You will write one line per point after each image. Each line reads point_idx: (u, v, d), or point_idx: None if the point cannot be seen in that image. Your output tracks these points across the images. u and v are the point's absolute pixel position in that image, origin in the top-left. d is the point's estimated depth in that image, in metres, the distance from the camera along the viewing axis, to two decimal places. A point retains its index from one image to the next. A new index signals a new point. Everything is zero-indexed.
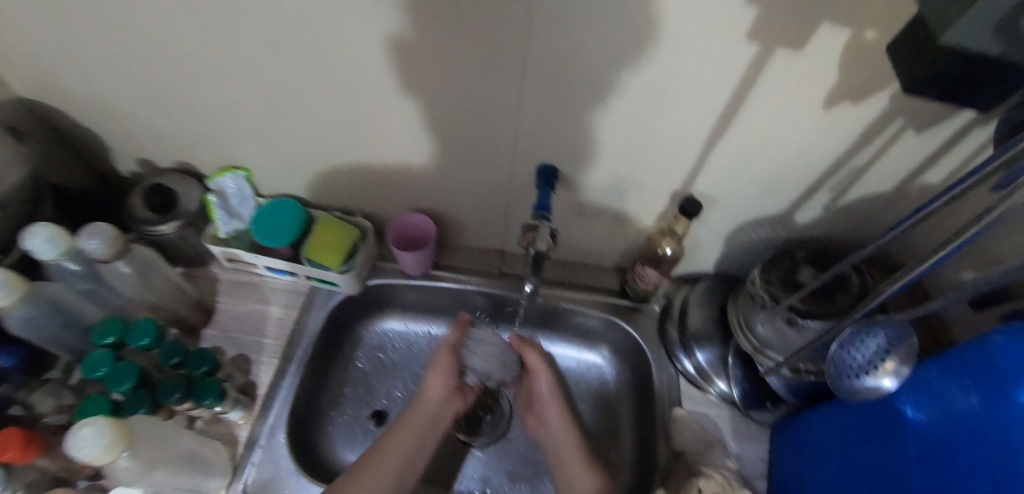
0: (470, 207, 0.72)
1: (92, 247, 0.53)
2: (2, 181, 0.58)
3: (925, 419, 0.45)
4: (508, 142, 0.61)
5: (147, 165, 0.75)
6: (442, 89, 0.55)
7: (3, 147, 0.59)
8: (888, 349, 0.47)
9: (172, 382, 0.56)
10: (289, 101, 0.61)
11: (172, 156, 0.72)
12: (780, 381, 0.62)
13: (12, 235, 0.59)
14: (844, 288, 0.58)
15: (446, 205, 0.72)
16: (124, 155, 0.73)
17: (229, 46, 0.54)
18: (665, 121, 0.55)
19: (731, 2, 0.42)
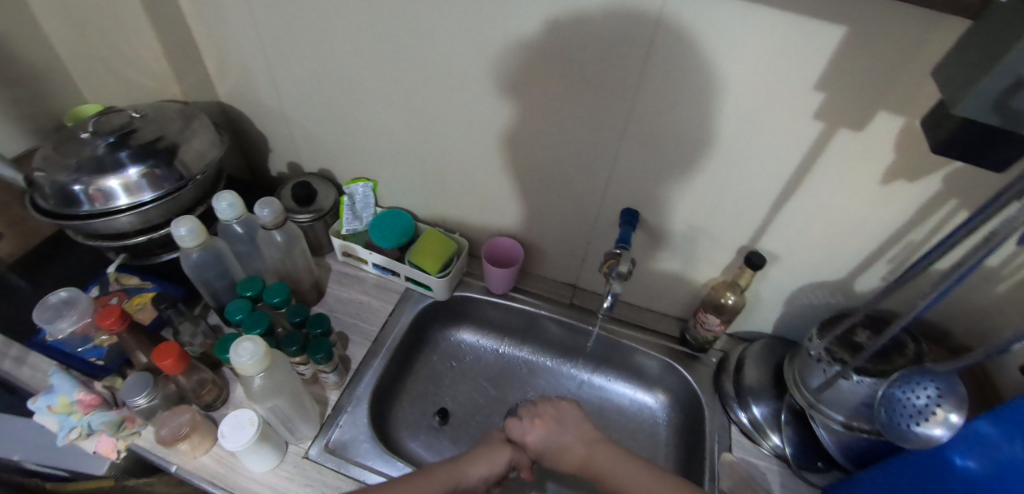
0: (553, 240, 0.82)
1: (263, 214, 0.65)
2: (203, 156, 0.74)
3: (975, 467, 0.47)
4: (601, 185, 0.72)
5: (294, 169, 0.91)
6: (556, 132, 0.69)
7: (209, 133, 0.76)
8: (941, 398, 0.50)
9: (293, 336, 0.65)
10: (428, 129, 0.75)
11: (317, 164, 0.88)
12: (831, 439, 0.64)
13: (196, 198, 0.75)
14: (900, 351, 0.61)
15: (533, 236, 0.83)
16: (279, 158, 0.90)
17: (397, 81, 0.70)
18: (739, 182, 0.65)
19: (802, 86, 0.54)
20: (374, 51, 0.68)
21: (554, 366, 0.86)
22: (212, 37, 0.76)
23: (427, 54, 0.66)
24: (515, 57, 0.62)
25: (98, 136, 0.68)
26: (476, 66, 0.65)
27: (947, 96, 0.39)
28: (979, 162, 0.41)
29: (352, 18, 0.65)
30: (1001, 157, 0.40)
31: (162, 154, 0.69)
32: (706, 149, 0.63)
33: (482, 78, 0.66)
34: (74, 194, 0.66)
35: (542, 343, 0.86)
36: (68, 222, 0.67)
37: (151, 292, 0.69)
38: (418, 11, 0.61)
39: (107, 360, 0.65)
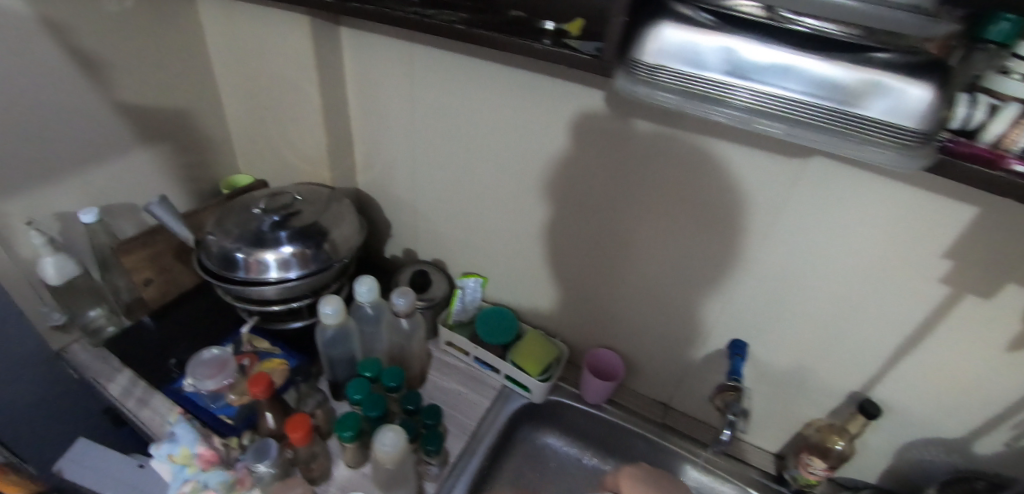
0: (652, 356, 0.84)
1: (399, 303, 0.71)
2: (347, 243, 0.81)
3: None
4: (711, 315, 0.74)
5: (409, 254, 0.99)
6: (673, 263, 0.72)
7: (352, 221, 0.84)
8: None
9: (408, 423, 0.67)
10: (543, 238, 0.81)
11: (432, 253, 0.96)
12: None
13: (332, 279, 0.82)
14: None
15: (631, 349, 0.85)
16: (397, 243, 0.99)
17: (527, 195, 0.78)
18: (857, 332, 0.67)
19: (930, 253, 0.57)
20: (512, 168, 0.76)
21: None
22: (368, 139, 0.88)
23: (558, 179, 0.74)
24: (646, 194, 0.68)
25: (266, 214, 0.77)
26: (606, 194, 0.71)
27: None
28: None
29: (502, 140, 0.74)
30: None
31: (314, 237, 0.77)
32: (824, 296, 0.65)
33: (609, 204, 0.72)
34: (234, 260, 0.74)
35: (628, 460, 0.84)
36: (222, 284, 0.74)
37: (279, 359, 0.76)
38: (564, 145, 0.69)
39: (235, 420, 0.69)
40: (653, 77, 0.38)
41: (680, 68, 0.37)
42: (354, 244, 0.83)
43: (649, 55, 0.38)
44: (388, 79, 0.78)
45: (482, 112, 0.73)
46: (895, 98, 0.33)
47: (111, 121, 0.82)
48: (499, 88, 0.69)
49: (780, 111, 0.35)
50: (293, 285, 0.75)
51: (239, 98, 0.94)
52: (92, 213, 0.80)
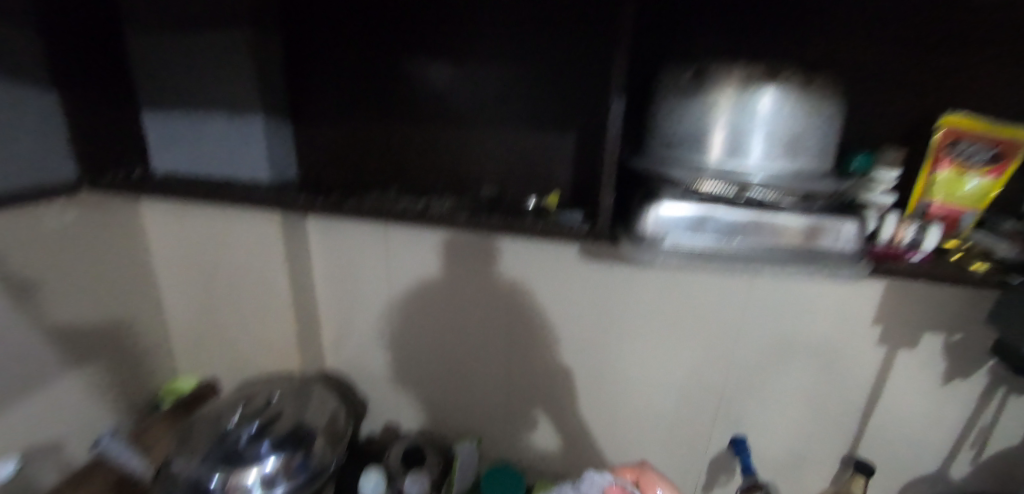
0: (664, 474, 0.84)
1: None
2: (338, 437, 0.75)
3: None
4: (708, 421, 0.79)
5: (390, 429, 0.93)
6: (662, 380, 0.77)
7: (335, 406, 0.79)
8: None
9: None
10: (531, 382, 0.82)
11: (416, 422, 0.91)
12: None
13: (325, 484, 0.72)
14: None
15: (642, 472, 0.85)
16: (376, 418, 0.93)
17: (514, 343, 0.80)
18: (832, 407, 0.75)
19: (865, 327, 0.69)
20: (495, 320, 0.79)
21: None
22: (337, 316, 0.86)
23: (541, 324, 0.78)
24: (624, 324, 0.74)
25: (241, 425, 0.71)
26: (588, 331, 0.76)
27: (1008, 338, 0.55)
28: None
29: (482, 295, 0.78)
30: None
31: (301, 438, 0.71)
32: (799, 383, 0.74)
33: (594, 337, 0.77)
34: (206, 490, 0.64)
35: None
36: None
37: None
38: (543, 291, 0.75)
39: None
40: (657, 243, 0.46)
41: (678, 234, 0.46)
42: (346, 433, 0.77)
43: (649, 226, 0.47)
44: (361, 257, 0.80)
45: (460, 272, 0.77)
46: (835, 234, 0.46)
47: (37, 347, 0.72)
48: (476, 250, 0.75)
49: (758, 255, 0.46)
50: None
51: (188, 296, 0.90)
52: (10, 463, 0.66)
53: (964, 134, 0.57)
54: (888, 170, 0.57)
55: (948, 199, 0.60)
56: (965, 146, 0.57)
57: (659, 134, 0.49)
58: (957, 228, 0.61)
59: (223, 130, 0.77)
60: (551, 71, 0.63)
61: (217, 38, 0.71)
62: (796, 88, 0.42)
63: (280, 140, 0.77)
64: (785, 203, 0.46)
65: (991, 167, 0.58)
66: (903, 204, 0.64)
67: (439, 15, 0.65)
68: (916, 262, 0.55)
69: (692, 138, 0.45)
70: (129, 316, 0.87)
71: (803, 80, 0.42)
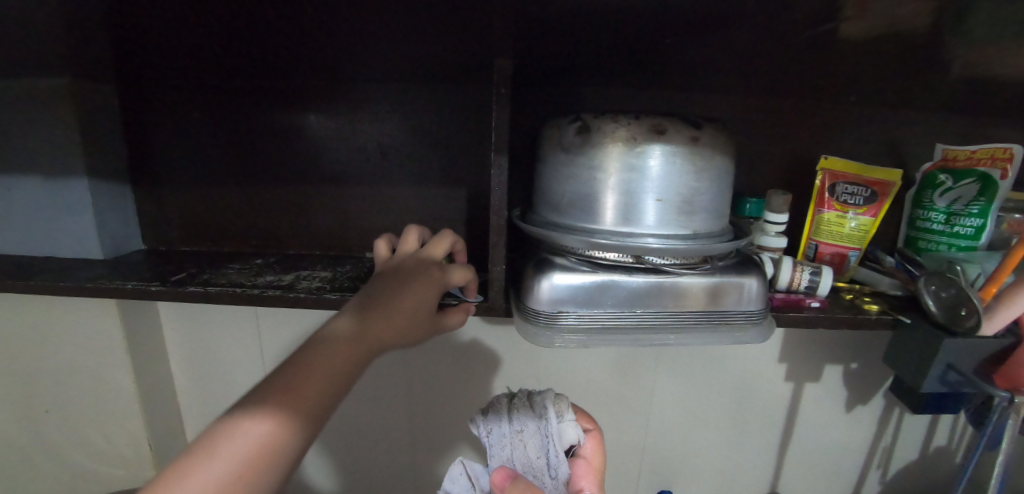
0: None
1: None
2: None
3: None
4: (634, 477, 0.73)
5: None
6: None
7: None
8: None
9: None
10: (441, 458, 0.72)
11: None
12: None
13: None
14: None
15: None
16: None
17: (420, 418, 0.70)
18: (751, 446, 0.73)
19: (773, 364, 0.69)
20: (396, 392, 0.69)
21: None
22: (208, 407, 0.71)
23: (448, 392, 0.69)
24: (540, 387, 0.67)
25: None
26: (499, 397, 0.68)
27: (903, 373, 0.57)
28: (945, 408, 0.58)
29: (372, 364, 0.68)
30: (955, 402, 0.57)
31: None
32: (718, 427, 0.71)
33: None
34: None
35: None
36: None
37: None
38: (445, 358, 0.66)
39: None
40: (554, 320, 0.40)
41: (576, 309, 0.41)
42: None
43: (545, 300, 0.41)
44: (229, 335, 0.67)
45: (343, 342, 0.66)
46: (739, 292, 0.43)
47: None
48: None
49: (665, 323, 0.42)
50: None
51: None
52: None
53: (841, 176, 0.60)
54: (777, 213, 0.58)
55: (834, 239, 0.61)
56: (843, 188, 0.60)
57: (548, 195, 0.44)
58: (845, 265, 0.62)
59: (37, 197, 0.61)
60: (441, 121, 0.57)
61: (23, 87, 0.56)
62: (685, 146, 0.39)
63: (114, 202, 0.63)
64: (684, 270, 0.42)
65: (869, 207, 0.59)
66: (795, 244, 0.65)
67: (308, 58, 0.56)
68: (816, 308, 0.53)
69: (583, 200, 0.41)
70: None
71: (692, 136, 0.39)
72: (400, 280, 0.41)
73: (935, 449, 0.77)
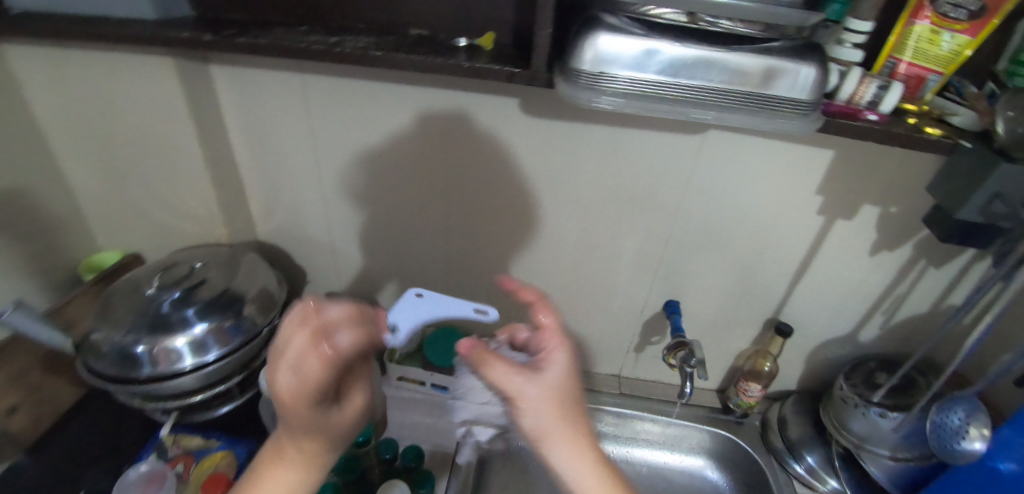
0: (603, 334, 0.84)
1: None
2: (251, 287, 0.65)
3: (1012, 469, 0.58)
4: (645, 289, 0.77)
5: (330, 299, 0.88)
6: (602, 251, 0.74)
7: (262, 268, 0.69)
8: (971, 419, 0.61)
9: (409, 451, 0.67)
10: (466, 254, 0.77)
11: (350, 293, 0.86)
12: (882, 471, 0.72)
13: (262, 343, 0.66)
14: (915, 385, 0.74)
15: (583, 335, 0.85)
16: (314, 289, 0.87)
17: (449, 213, 0.73)
18: (765, 273, 0.75)
19: (808, 196, 0.66)
20: (430, 188, 0.71)
21: (621, 454, 0.85)
22: (263, 181, 0.75)
23: (474, 192, 0.70)
24: (568, 194, 0.68)
25: (162, 293, 0.60)
26: (526, 201, 0.69)
27: (948, 205, 0.55)
28: (973, 243, 0.58)
29: (405, 157, 0.68)
30: (986, 239, 0.56)
31: (228, 306, 0.62)
32: (738, 251, 0.72)
33: (528, 206, 0.70)
34: (135, 355, 0.57)
35: (609, 433, 0.86)
36: (125, 388, 0.57)
37: (218, 452, 0.65)
38: (476, 152, 0.66)
39: None
40: (594, 83, 0.41)
41: (619, 72, 0.41)
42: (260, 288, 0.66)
43: (586, 64, 0.41)
44: (277, 116, 0.67)
45: (382, 131, 0.66)
46: (792, 78, 0.41)
47: None
48: (398, 110, 0.64)
49: (705, 100, 0.42)
50: (214, 369, 0.60)
51: (70, 155, 0.74)
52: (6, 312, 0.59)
53: None
54: (859, 20, 0.52)
55: (917, 57, 0.55)
56: None
57: None
58: (920, 90, 0.57)
59: None
60: None
61: None
62: None
63: None
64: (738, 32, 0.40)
65: (969, 26, 0.51)
66: (872, 58, 0.59)
67: None
68: (873, 121, 0.51)
69: None
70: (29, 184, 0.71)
71: None
72: (274, 452, 0.40)
73: (946, 306, 0.76)
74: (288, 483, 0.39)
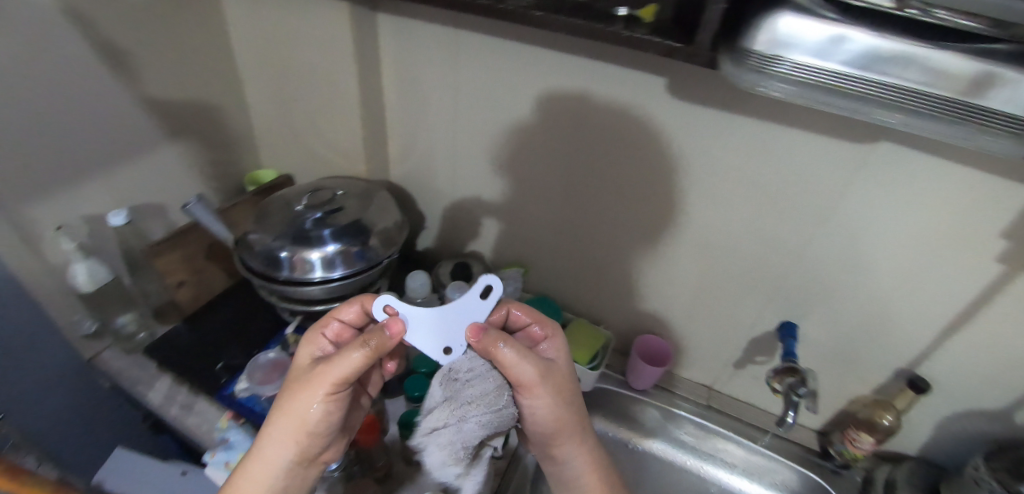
0: (704, 338, 0.80)
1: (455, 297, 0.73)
2: (388, 217, 0.70)
3: None
4: (762, 302, 0.72)
5: (442, 248, 0.94)
6: (724, 252, 0.69)
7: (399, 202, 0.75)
8: None
9: None
10: (580, 228, 0.77)
11: (462, 245, 0.91)
12: None
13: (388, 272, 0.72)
14: None
15: (683, 335, 0.81)
16: (430, 236, 0.93)
17: (572, 182, 0.73)
18: (911, 315, 0.64)
19: (990, 235, 0.54)
20: (555, 156, 0.71)
21: (696, 466, 0.81)
22: (404, 127, 0.81)
23: (601, 169, 0.69)
24: (701, 185, 0.64)
25: (308, 211, 0.66)
26: (652, 185, 0.67)
27: None
28: None
29: (541, 120, 0.69)
30: None
31: (358, 232, 0.66)
32: (884, 282, 0.63)
33: (655, 189, 0.67)
34: (278, 259, 0.64)
35: (683, 440, 0.82)
36: (268, 285, 0.65)
37: None
38: (611, 128, 0.65)
39: None
40: (763, 67, 0.39)
41: (796, 57, 0.38)
42: (397, 219, 0.71)
43: (761, 44, 0.38)
44: (427, 67, 0.72)
45: (522, 94, 0.68)
46: (1014, 89, 0.34)
47: (133, 115, 0.72)
48: (543, 72, 0.64)
49: (891, 102, 0.37)
50: (337, 284, 0.66)
51: (258, 80, 0.86)
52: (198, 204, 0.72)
53: None
54: None
55: None
56: None
57: None
58: None
59: None
60: None
61: None
62: None
63: None
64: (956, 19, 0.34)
65: None
66: None
67: None
68: None
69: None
70: (221, 101, 0.84)
71: None
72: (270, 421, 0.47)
73: None
74: (270, 455, 0.45)
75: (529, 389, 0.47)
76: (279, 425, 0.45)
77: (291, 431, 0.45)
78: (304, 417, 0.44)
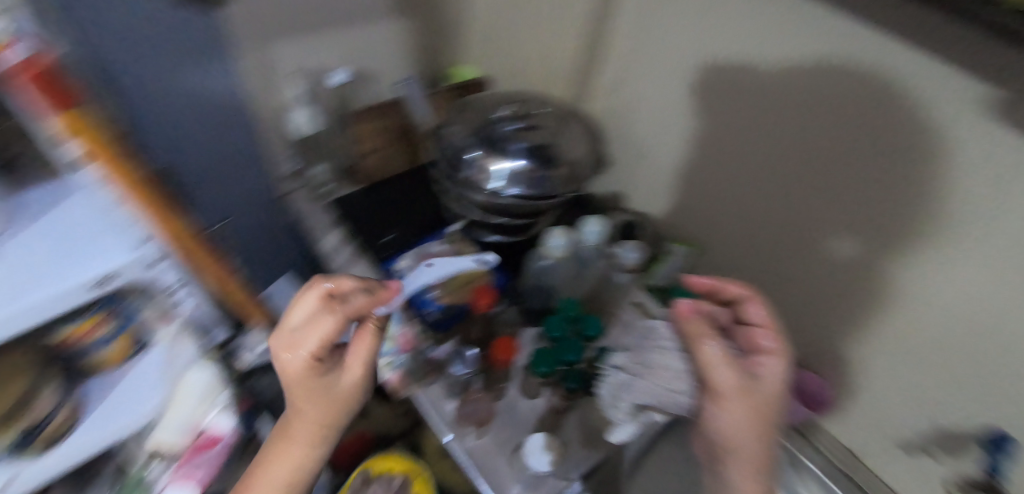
0: (882, 402, 0.66)
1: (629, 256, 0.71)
2: (576, 150, 0.67)
3: None
4: (978, 403, 0.55)
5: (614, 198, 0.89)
6: (954, 325, 0.53)
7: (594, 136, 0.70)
8: None
9: None
10: (778, 228, 0.66)
11: (636, 202, 0.85)
12: None
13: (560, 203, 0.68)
14: None
15: (855, 385, 0.68)
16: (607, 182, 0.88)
17: (780, 177, 0.61)
18: None
19: None
20: (778, 145, 0.59)
21: None
22: (623, 61, 0.74)
23: (828, 178, 0.55)
24: (958, 245, 0.47)
25: (504, 122, 0.66)
26: (887, 220, 0.52)
27: None
28: None
29: (777, 94, 0.56)
30: None
31: (546, 158, 0.64)
32: None
33: (890, 220, 0.52)
34: (461, 160, 0.64)
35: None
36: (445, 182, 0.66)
37: None
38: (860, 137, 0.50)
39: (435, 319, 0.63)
40: None
41: None
42: (586, 153, 0.67)
43: None
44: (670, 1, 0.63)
45: (765, 61, 0.56)
46: None
47: None
48: (794, 38, 0.52)
49: None
50: (508, 202, 0.62)
51: None
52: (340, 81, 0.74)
53: None
54: None
55: None
56: None
57: None
58: None
59: None
60: None
61: None
62: None
63: None
64: None
65: None
66: None
67: None
68: None
69: None
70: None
71: None
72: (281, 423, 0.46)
73: None
74: (273, 485, 0.44)
75: (722, 396, 0.43)
76: (300, 432, 0.44)
77: (326, 419, 0.43)
78: (324, 411, 0.43)
